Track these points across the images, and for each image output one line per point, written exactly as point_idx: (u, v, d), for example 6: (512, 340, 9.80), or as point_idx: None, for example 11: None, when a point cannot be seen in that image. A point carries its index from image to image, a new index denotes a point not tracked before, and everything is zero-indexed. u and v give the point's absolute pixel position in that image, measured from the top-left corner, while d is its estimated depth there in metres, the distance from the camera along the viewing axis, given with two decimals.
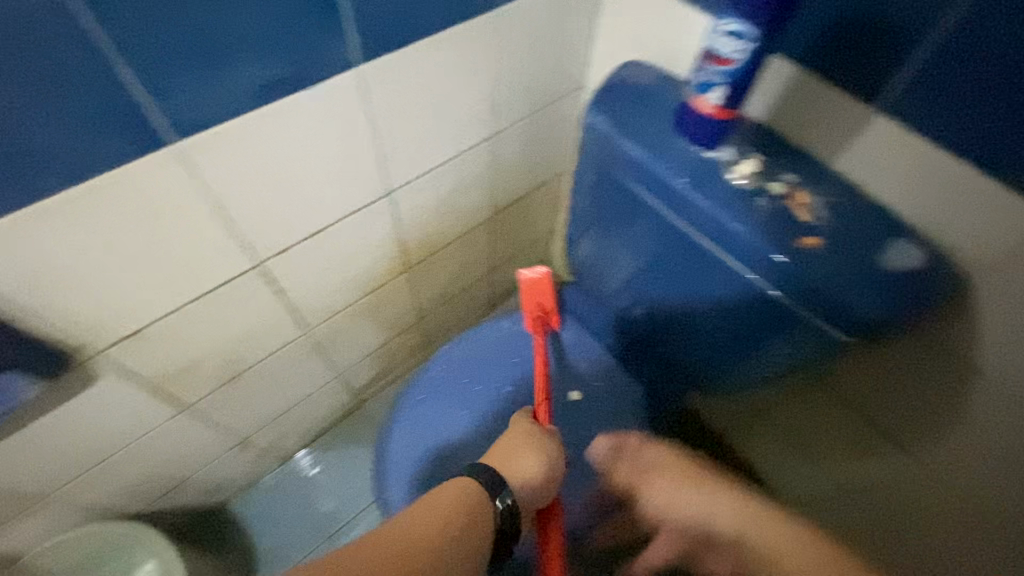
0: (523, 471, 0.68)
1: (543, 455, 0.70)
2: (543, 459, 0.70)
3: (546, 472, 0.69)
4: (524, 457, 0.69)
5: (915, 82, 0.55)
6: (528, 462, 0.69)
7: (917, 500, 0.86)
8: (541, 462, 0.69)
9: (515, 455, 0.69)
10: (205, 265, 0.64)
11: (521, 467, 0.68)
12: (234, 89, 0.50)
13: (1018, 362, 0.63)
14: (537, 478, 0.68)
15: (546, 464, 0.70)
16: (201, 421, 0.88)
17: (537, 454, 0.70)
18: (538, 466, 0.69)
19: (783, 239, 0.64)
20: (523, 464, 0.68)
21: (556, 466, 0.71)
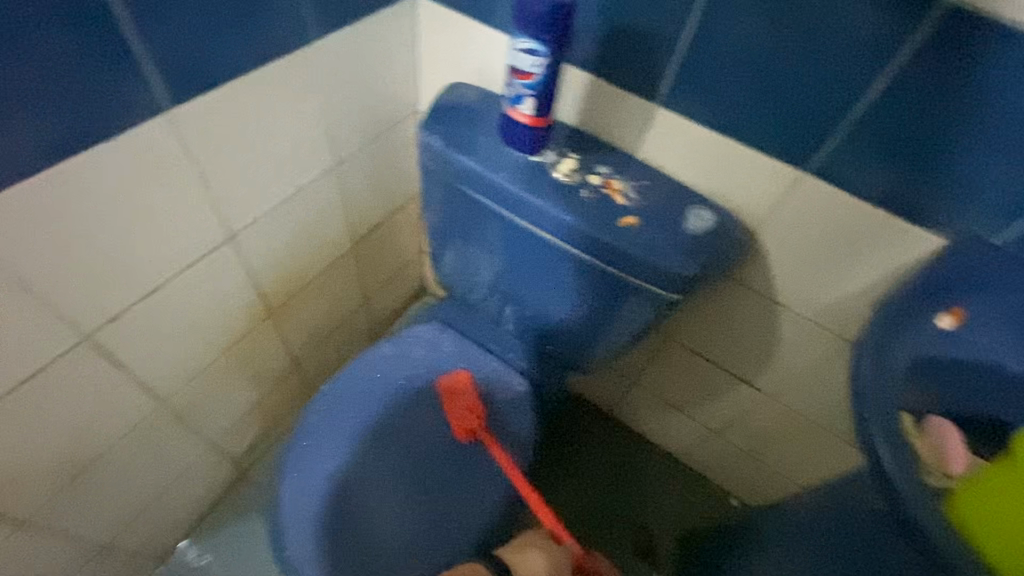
0: (530, 569, 0.61)
1: (550, 558, 0.63)
2: (551, 562, 0.63)
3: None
4: (534, 556, 0.62)
5: (684, 73, 0.62)
6: (536, 558, 0.62)
7: (775, 426, 0.94)
8: (549, 564, 0.62)
9: (523, 547, 0.64)
10: (13, 350, 0.54)
11: (527, 562, 0.62)
12: (18, 152, 0.46)
13: (806, 282, 0.72)
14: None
15: (555, 570, 0.62)
16: (40, 538, 0.71)
17: (550, 561, 0.62)
18: (546, 570, 0.61)
19: (605, 223, 0.66)
20: (529, 561, 0.62)
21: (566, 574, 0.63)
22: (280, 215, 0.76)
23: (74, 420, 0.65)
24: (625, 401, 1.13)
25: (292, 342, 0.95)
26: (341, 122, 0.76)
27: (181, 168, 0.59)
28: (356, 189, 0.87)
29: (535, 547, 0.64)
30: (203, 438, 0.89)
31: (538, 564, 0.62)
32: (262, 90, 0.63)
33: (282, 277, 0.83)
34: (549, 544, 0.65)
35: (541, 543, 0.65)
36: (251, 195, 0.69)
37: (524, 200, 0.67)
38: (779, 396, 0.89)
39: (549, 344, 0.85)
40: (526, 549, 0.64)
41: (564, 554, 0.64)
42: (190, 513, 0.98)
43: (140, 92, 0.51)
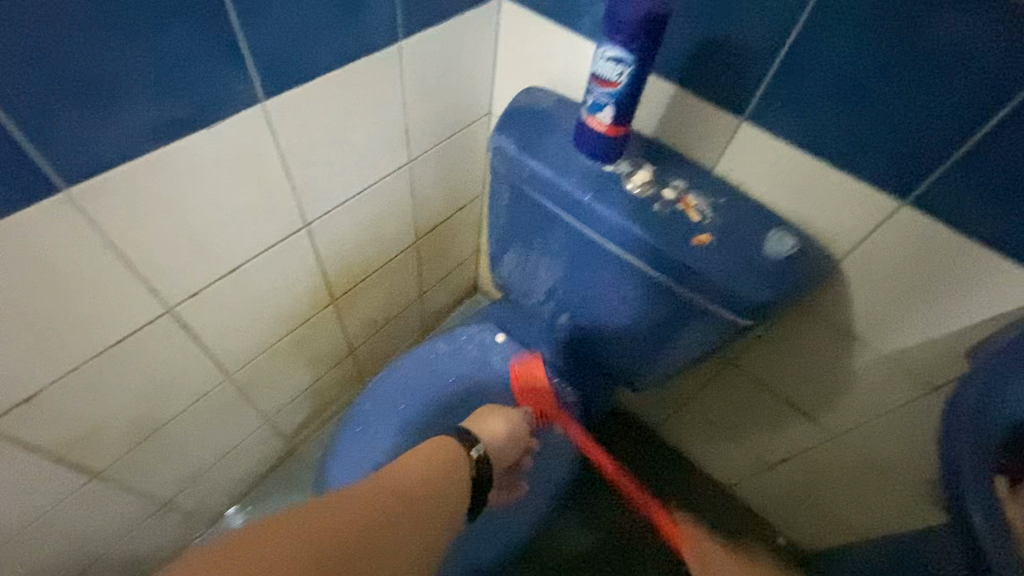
0: (492, 430, 0.69)
1: (508, 419, 0.71)
2: (509, 422, 0.71)
3: (513, 438, 0.71)
4: (493, 419, 0.71)
5: (776, 90, 0.59)
6: (495, 422, 0.70)
7: (838, 468, 0.89)
8: (507, 425, 0.71)
9: (479, 415, 0.70)
10: (107, 317, 0.58)
11: (490, 427, 0.69)
12: (130, 132, 0.49)
13: (890, 318, 0.67)
14: (506, 437, 0.70)
15: (513, 429, 0.71)
16: (111, 490, 0.76)
17: (507, 420, 0.71)
18: (504, 430, 0.70)
19: (679, 239, 0.63)
20: (490, 423, 0.70)
21: (523, 429, 0.72)
22: (353, 206, 0.78)
23: (150, 384, 0.69)
24: (673, 422, 1.10)
25: (349, 328, 0.98)
26: (418, 119, 0.78)
27: (268, 156, 0.62)
28: (423, 185, 0.89)
29: (493, 410, 0.72)
30: (260, 412, 0.92)
31: (500, 427, 0.70)
32: (348, 85, 0.64)
33: (346, 265, 0.86)
34: (505, 410, 0.72)
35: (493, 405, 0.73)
36: (327, 185, 0.72)
37: (595, 208, 0.65)
38: (846, 437, 0.84)
39: (603, 358, 0.83)
40: (483, 415, 0.71)
41: (520, 413, 0.73)
42: (240, 483, 1.02)
43: (241, 83, 0.54)
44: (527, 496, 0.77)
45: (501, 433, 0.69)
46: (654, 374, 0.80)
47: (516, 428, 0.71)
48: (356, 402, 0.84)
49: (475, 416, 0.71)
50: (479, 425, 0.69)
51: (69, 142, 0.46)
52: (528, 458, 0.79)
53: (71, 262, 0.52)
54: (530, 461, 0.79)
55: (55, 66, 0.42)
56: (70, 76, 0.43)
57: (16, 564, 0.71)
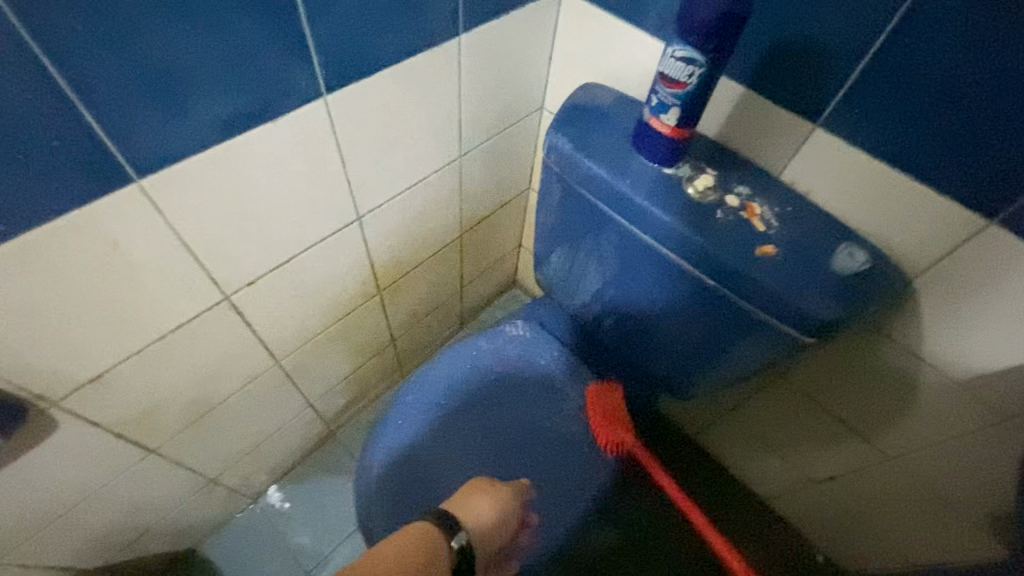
0: (477, 515, 0.65)
1: (496, 501, 0.68)
2: (496, 504, 0.68)
3: (500, 522, 0.67)
4: (478, 501, 0.67)
5: (856, 96, 0.56)
6: (482, 506, 0.66)
7: (885, 491, 0.86)
8: (493, 505, 0.67)
9: (468, 494, 0.68)
10: (168, 303, 0.60)
11: (473, 510, 0.65)
12: (197, 124, 0.49)
13: (964, 340, 0.63)
14: (493, 522, 0.66)
15: (500, 508, 0.67)
16: (164, 466, 0.79)
17: (495, 502, 0.67)
18: (491, 516, 0.66)
19: (742, 250, 0.60)
20: (477, 508, 0.66)
21: (511, 511, 0.69)
22: (404, 199, 0.78)
23: (205, 368, 0.71)
24: (713, 430, 1.07)
25: (391, 320, 0.99)
26: (471, 113, 0.77)
27: (325, 150, 0.62)
28: (472, 179, 0.88)
29: (481, 490, 0.68)
30: (304, 397, 0.95)
31: (486, 510, 0.66)
32: (404, 80, 0.64)
33: (393, 258, 0.86)
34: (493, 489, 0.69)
35: (482, 483, 0.70)
36: (379, 179, 0.71)
37: (653, 214, 0.63)
38: (902, 460, 0.80)
39: (648, 364, 0.82)
40: (472, 495, 0.68)
41: (511, 493, 0.70)
42: (283, 463, 1.05)
43: (305, 77, 0.54)
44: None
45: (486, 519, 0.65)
46: (700, 383, 0.78)
47: (504, 508, 0.68)
48: (397, 394, 0.85)
49: (463, 493, 0.69)
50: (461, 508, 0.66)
51: (140, 135, 0.46)
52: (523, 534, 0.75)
53: (139, 249, 0.53)
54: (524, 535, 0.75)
55: (133, 59, 0.42)
56: (145, 69, 0.44)
57: (78, 529, 0.75)
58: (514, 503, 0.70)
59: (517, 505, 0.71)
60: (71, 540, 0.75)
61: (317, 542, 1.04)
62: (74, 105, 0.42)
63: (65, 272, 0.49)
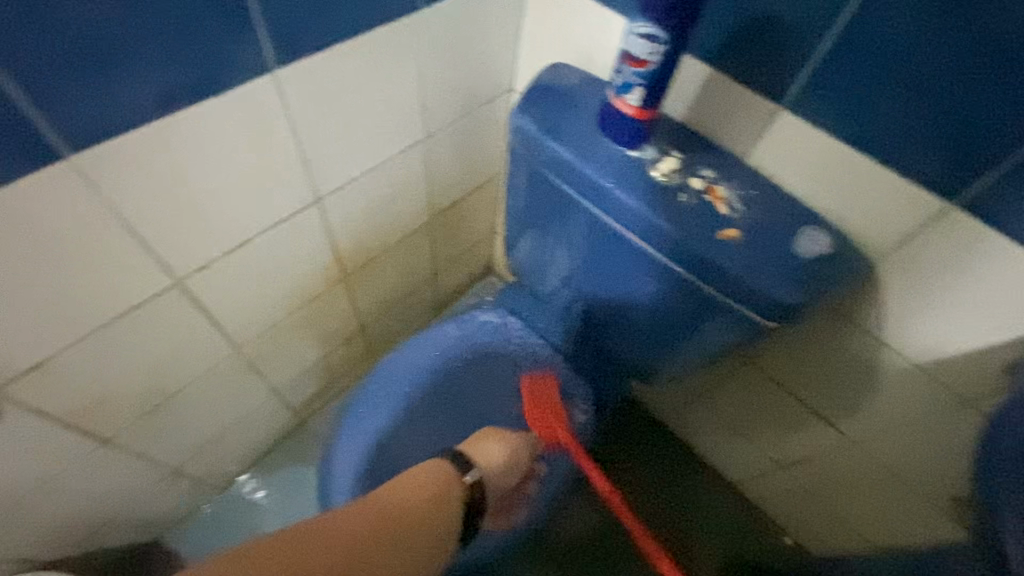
0: (489, 457, 0.67)
1: (507, 445, 0.69)
2: (507, 449, 0.69)
3: (510, 468, 0.68)
4: (492, 444, 0.69)
5: (819, 77, 0.55)
6: (495, 450, 0.68)
7: (848, 474, 0.87)
8: (504, 449, 0.69)
9: (479, 439, 0.69)
10: (115, 286, 0.57)
11: (486, 451, 0.67)
12: (135, 98, 0.47)
13: (924, 324, 0.64)
14: (504, 464, 0.68)
15: (511, 453, 0.69)
16: (120, 457, 0.76)
17: (505, 446, 0.69)
18: (504, 460, 0.68)
19: (706, 233, 0.60)
20: (488, 449, 0.68)
21: (521, 458, 0.70)
22: (367, 181, 0.76)
23: (160, 355, 0.69)
24: (685, 416, 1.08)
25: (360, 306, 0.97)
26: (436, 92, 0.75)
27: (279, 128, 0.59)
28: (439, 162, 0.86)
29: (493, 437, 0.69)
30: (270, 385, 0.93)
31: (498, 455, 0.68)
32: (361, 56, 0.61)
33: (359, 242, 0.84)
34: (505, 436, 0.70)
35: (496, 431, 0.71)
36: (340, 160, 0.70)
37: (617, 197, 0.62)
38: (865, 444, 0.81)
39: (617, 350, 0.82)
40: (484, 440, 0.69)
41: (522, 441, 0.71)
42: (251, 452, 1.03)
43: (253, 50, 0.51)
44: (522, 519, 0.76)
45: (499, 463, 0.67)
46: (667, 368, 0.77)
47: (513, 454, 0.69)
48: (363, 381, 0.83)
49: (472, 440, 0.69)
50: (476, 452, 0.67)
51: (71, 107, 0.44)
52: (530, 483, 0.77)
53: (76, 230, 0.50)
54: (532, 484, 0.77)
55: (58, 25, 0.40)
56: (72, 36, 0.41)
57: (29, 522, 0.72)
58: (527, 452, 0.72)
59: (529, 454, 0.72)
60: (23, 532, 0.73)
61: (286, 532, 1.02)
62: None
63: None
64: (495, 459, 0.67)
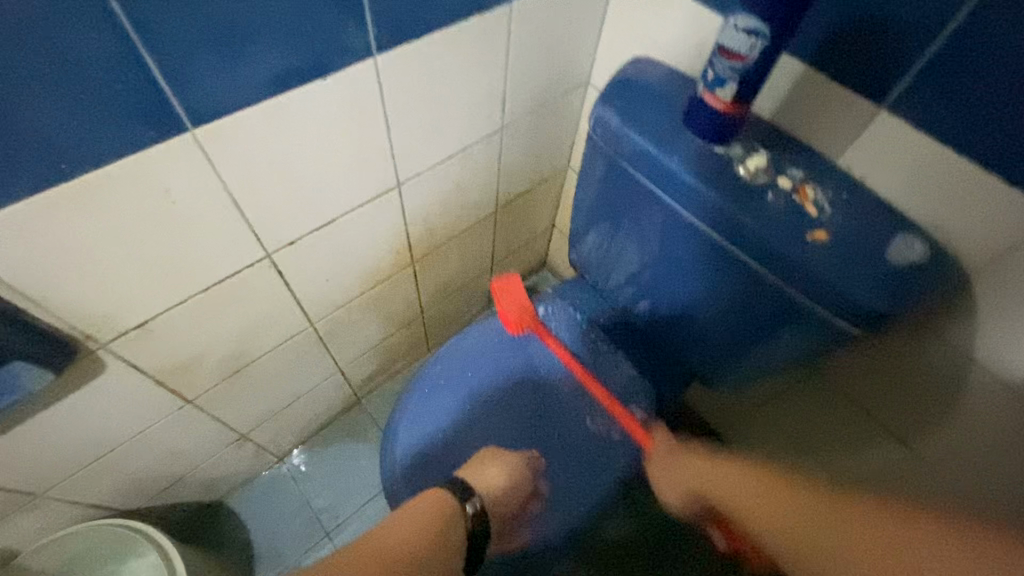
0: (489, 481, 0.69)
1: (507, 468, 0.71)
2: (507, 472, 0.71)
3: (511, 488, 0.70)
4: (492, 468, 0.71)
5: (930, 79, 0.53)
6: (494, 470, 0.70)
7: (917, 497, 0.84)
8: (504, 473, 0.70)
9: (480, 463, 0.71)
10: (214, 256, 0.61)
11: (487, 477, 0.69)
12: (252, 79, 0.49)
13: (1023, 344, 0.60)
14: (505, 487, 0.69)
15: (511, 477, 0.71)
16: (198, 419, 0.81)
17: (506, 468, 0.71)
18: (501, 480, 0.69)
19: (793, 235, 0.58)
20: (489, 474, 0.70)
21: (522, 481, 0.72)
22: (443, 168, 0.78)
23: (244, 325, 0.72)
24: (741, 423, 1.06)
25: (422, 292, 0.99)
26: (517, 84, 0.75)
27: (372, 113, 0.62)
28: (511, 153, 0.87)
29: (493, 459, 0.72)
30: (334, 362, 0.96)
31: (496, 475, 0.70)
32: (452, 45, 0.63)
33: (429, 228, 0.86)
34: (505, 457, 0.72)
35: (493, 452, 0.73)
36: (421, 147, 0.71)
37: (702, 193, 0.62)
38: (940, 466, 0.77)
39: (680, 350, 0.81)
40: (485, 462, 0.71)
41: (521, 462, 0.73)
42: (309, 426, 1.08)
43: (358, 36, 0.53)
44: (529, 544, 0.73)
45: (498, 482, 0.69)
46: (735, 372, 0.76)
47: (515, 478, 0.71)
48: (427, 362, 0.85)
49: (475, 462, 0.72)
50: (476, 474, 0.70)
51: (200, 86, 0.47)
52: (534, 504, 0.74)
53: (188, 200, 0.54)
54: (537, 507, 0.74)
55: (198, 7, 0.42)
56: (208, 19, 0.43)
57: (115, 473, 0.77)
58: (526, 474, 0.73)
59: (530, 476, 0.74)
60: (110, 481, 0.78)
61: (337, 506, 1.06)
62: (139, 51, 0.42)
63: (118, 217, 0.50)
64: (498, 482, 0.69)
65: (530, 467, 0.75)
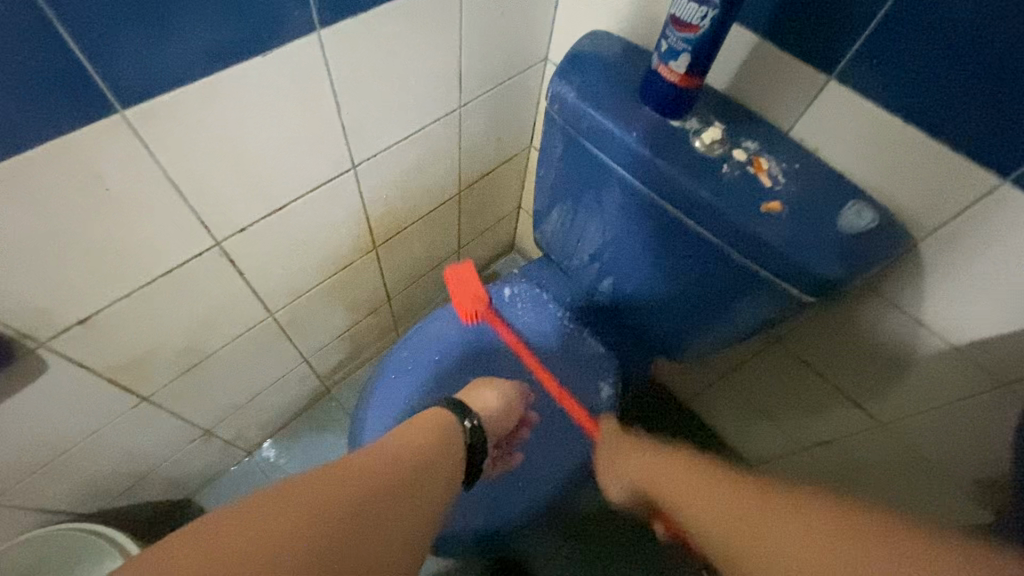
0: (484, 404, 0.71)
1: (501, 393, 0.74)
2: (501, 396, 0.74)
3: (504, 408, 0.73)
4: (486, 392, 0.73)
5: (875, 48, 0.53)
6: (488, 394, 0.73)
7: (873, 457, 0.87)
8: (499, 397, 0.73)
9: (474, 389, 0.74)
10: (159, 246, 0.58)
11: (482, 398, 0.72)
12: (185, 56, 0.46)
13: (964, 305, 0.63)
14: (499, 409, 0.72)
15: (505, 402, 0.73)
16: (157, 416, 0.78)
17: (501, 393, 0.74)
18: (496, 402, 0.72)
19: (748, 206, 0.59)
20: (483, 397, 0.72)
21: (516, 406, 0.75)
22: (401, 149, 0.76)
23: (199, 317, 0.70)
24: (707, 394, 1.08)
25: (387, 277, 0.98)
26: (473, 60, 0.74)
27: (320, 92, 0.59)
28: (471, 132, 0.85)
29: (487, 385, 0.74)
30: (300, 352, 0.94)
31: (492, 399, 0.72)
32: (402, 19, 0.61)
33: (390, 211, 0.85)
34: (497, 384, 0.75)
35: (484, 381, 0.76)
36: (376, 128, 0.70)
37: (658, 167, 0.62)
38: (892, 425, 0.81)
39: (644, 326, 0.81)
40: (478, 389, 0.74)
41: (515, 389, 0.76)
42: (278, 417, 1.06)
43: (299, 10, 0.51)
44: (521, 468, 0.76)
45: (493, 405, 0.72)
46: (698, 345, 0.77)
47: (508, 402, 0.74)
48: (394, 348, 0.84)
49: (468, 390, 0.74)
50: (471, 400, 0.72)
51: (127, 64, 0.44)
52: (525, 431, 0.78)
53: (125, 186, 0.51)
54: (529, 433, 0.78)
55: None
56: None
57: (71, 476, 0.75)
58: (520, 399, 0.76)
59: (522, 404, 0.77)
60: (67, 484, 0.75)
61: None
62: (54, 27, 0.39)
63: (47, 206, 0.47)
64: (490, 402, 0.72)
65: (523, 394, 0.77)
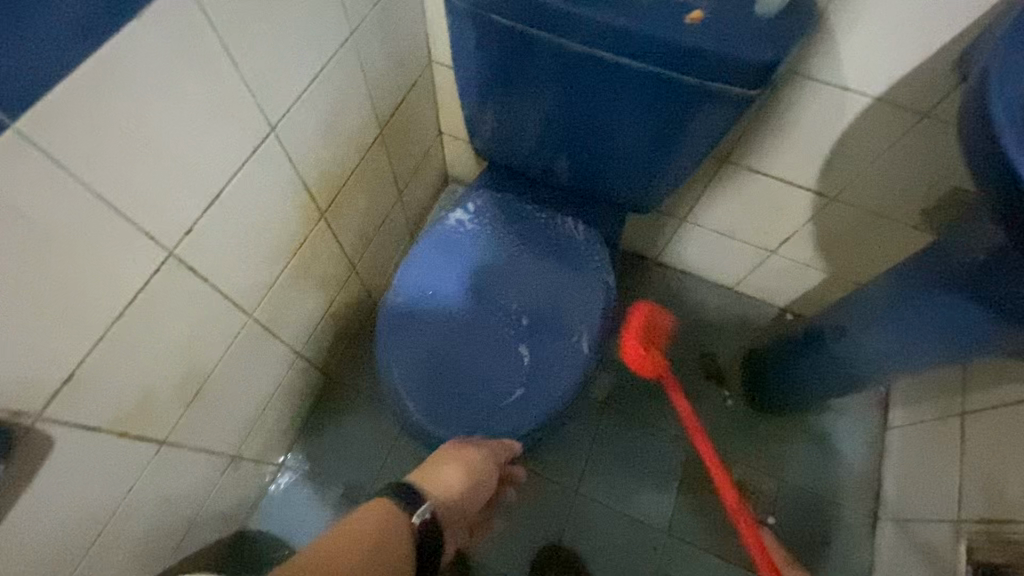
0: (445, 484, 0.66)
1: (465, 468, 0.68)
2: (465, 472, 0.67)
3: (469, 488, 0.68)
4: (450, 468, 0.68)
5: None
6: (451, 472, 0.67)
7: (831, 233, 0.96)
8: (462, 475, 0.67)
9: (435, 462, 0.68)
10: (113, 271, 0.53)
11: (443, 479, 0.66)
12: (60, 42, 0.41)
13: (874, 57, 0.69)
14: (458, 489, 0.67)
15: (469, 480, 0.68)
16: (178, 458, 0.74)
17: (464, 467, 0.68)
18: (459, 481, 0.67)
19: (672, 22, 0.60)
20: (445, 477, 0.67)
21: (487, 475, 0.70)
22: (312, 100, 0.71)
23: (179, 341, 0.65)
24: (676, 239, 1.15)
25: (343, 244, 0.93)
26: None
27: (212, 53, 0.54)
28: (371, 62, 0.80)
29: (448, 457, 0.69)
30: (288, 347, 0.90)
31: (454, 479, 0.67)
32: None
33: (323, 173, 0.80)
34: (463, 453, 0.69)
35: (452, 450, 0.70)
36: (280, 81, 0.64)
37: (578, 13, 0.61)
38: (841, 195, 0.89)
39: (607, 188, 0.84)
40: (440, 462, 0.68)
41: (482, 455, 0.70)
42: (292, 422, 1.03)
43: None
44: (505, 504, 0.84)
45: (456, 482, 0.67)
46: (661, 185, 0.79)
47: (472, 479, 0.68)
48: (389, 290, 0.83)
49: (428, 463, 0.69)
50: (431, 477, 0.67)
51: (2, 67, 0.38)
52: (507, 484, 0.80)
53: (51, 213, 0.46)
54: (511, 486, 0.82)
55: None
56: None
57: (118, 547, 0.71)
58: (491, 463, 0.71)
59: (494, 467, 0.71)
60: (117, 556, 0.72)
61: (354, 484, 1.04)
62: None
63: None
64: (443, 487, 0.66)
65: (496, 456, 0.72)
